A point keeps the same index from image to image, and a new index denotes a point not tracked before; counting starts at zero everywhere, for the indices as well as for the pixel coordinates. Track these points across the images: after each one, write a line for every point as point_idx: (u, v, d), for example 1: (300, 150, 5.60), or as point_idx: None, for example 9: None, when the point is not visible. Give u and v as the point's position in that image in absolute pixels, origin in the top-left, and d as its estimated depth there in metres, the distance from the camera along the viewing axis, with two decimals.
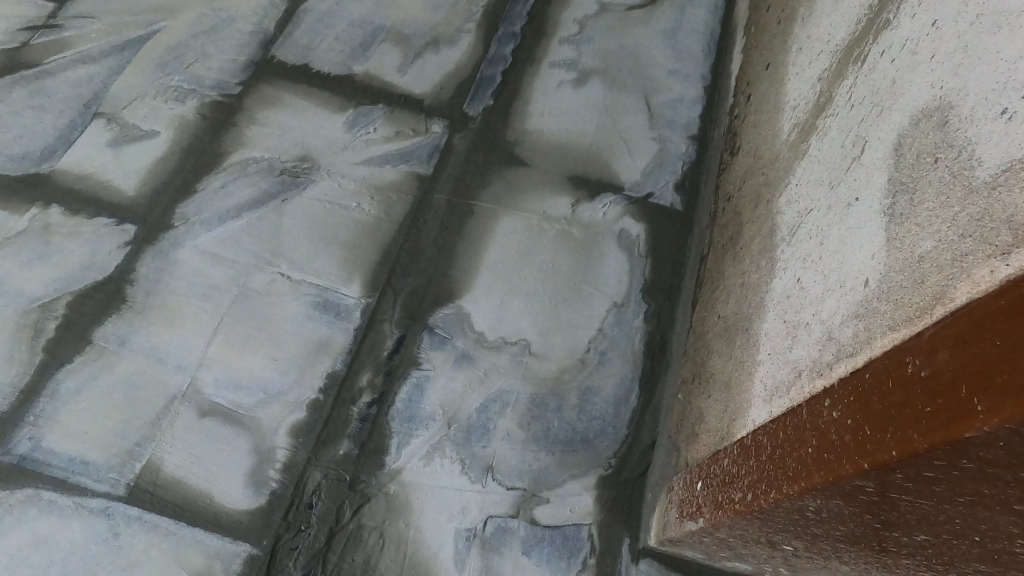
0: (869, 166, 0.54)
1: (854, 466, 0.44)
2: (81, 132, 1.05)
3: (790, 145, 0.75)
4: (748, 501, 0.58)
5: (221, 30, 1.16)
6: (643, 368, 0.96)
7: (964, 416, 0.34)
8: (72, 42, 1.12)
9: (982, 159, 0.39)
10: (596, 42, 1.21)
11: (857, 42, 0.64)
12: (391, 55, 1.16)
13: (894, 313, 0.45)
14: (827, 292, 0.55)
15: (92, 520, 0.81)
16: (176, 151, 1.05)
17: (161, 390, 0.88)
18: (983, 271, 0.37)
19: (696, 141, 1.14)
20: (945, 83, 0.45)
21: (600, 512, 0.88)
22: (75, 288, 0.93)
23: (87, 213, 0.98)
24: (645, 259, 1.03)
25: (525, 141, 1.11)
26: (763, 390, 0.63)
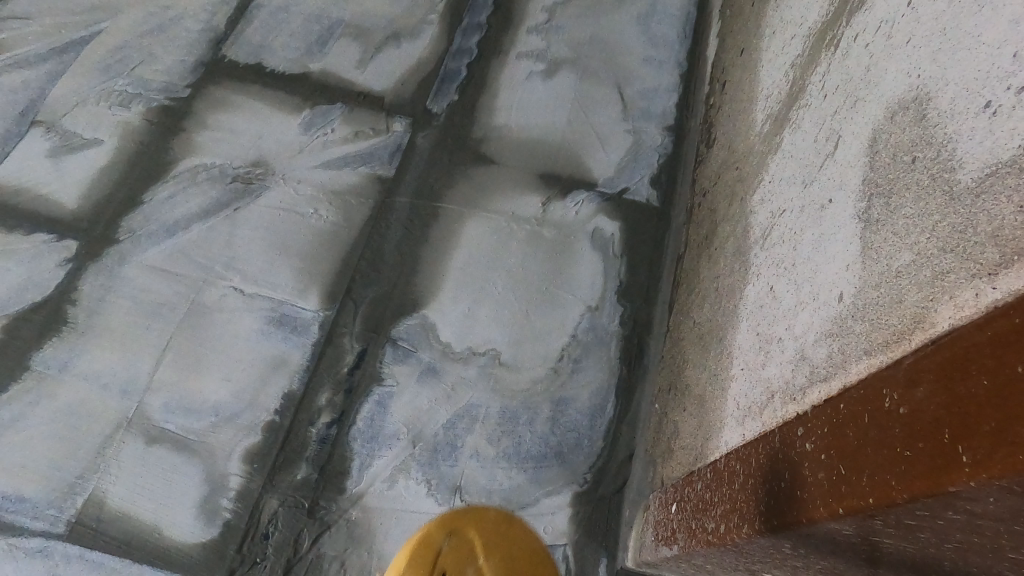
0: (843, 164, 0.49)
1: (827, 510, 0.39)
2: (18, 143, 0.99)
3: (764, 136, 0.70)
4: (721, 534, 0.53)
5: (168, 29, 1.10)
6: (620, 375, 0.91)
7: (949, 467, 0.29)
8: (8, 45, 1.06)
9: (963, 160, 0.34)
10: (566, 31, 1.15)
11: (829, 24, 0.58)
12: (349, 50, 1.10)
13: (870, 335, 0.39)
14: (800, 306, 0.49)
15: (30, 561, 0.76)
16: (120, 160, 0.99)
17: (106, 418, 0.83)
18: (965, 294, 0.31)
19: (672, 132, 1.08)
20: (922, 72, 0.40)
21: (576, 531, 0.83)
22: (12, 311, 0.88)
23: (24, 230, 0.93)
24: (620, 259, 0.98)
25: (491, 139, 1.05)
26: (736, 410, 0.58)
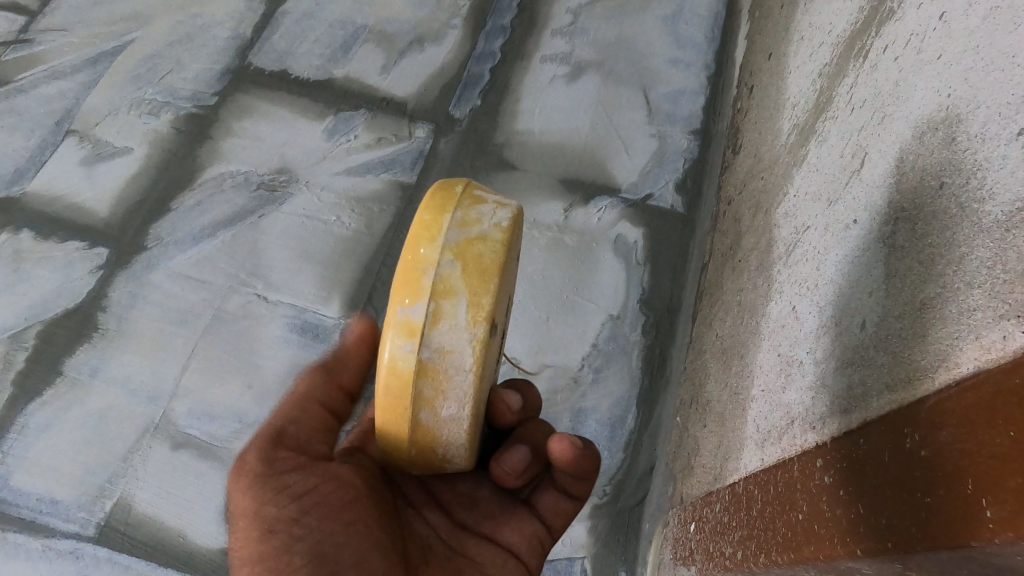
0: (869, 184, 0.47)
1: (844, 548, 0.37)
2: (53, 152, 1.02)
3: (789, 147, 0.68)
4: (739, 560, 0.51)
5: (197, 38, 1.11)
6: (641, 387, 0.90)
7: (973, 519, 0.28)
8: (43, 56, 1.09)
9: (994, 190, 0.32)
10: (591, 33, 1.13)
11: (858, 32, 0.56)
12: (372, 56, 1.10)
13: (892, 369, 0.38)
14: (821, 330, 0.49)
15: (62, 562, 0.79)
16: (149, 168, 1.01)
17: (135, 423, 0.86)
18: (992, 335, 0.30)
19: (698, 136, 1.06)
20: (952, 90, 0.38)
21: (594, 545, 0.83)
22: (45, 317, 0.91)
23: (58, 237, 0.96)
24: (644, 267, 0.96)
25: (514, 144, 1.04)
26: (755, 433, 0.57)
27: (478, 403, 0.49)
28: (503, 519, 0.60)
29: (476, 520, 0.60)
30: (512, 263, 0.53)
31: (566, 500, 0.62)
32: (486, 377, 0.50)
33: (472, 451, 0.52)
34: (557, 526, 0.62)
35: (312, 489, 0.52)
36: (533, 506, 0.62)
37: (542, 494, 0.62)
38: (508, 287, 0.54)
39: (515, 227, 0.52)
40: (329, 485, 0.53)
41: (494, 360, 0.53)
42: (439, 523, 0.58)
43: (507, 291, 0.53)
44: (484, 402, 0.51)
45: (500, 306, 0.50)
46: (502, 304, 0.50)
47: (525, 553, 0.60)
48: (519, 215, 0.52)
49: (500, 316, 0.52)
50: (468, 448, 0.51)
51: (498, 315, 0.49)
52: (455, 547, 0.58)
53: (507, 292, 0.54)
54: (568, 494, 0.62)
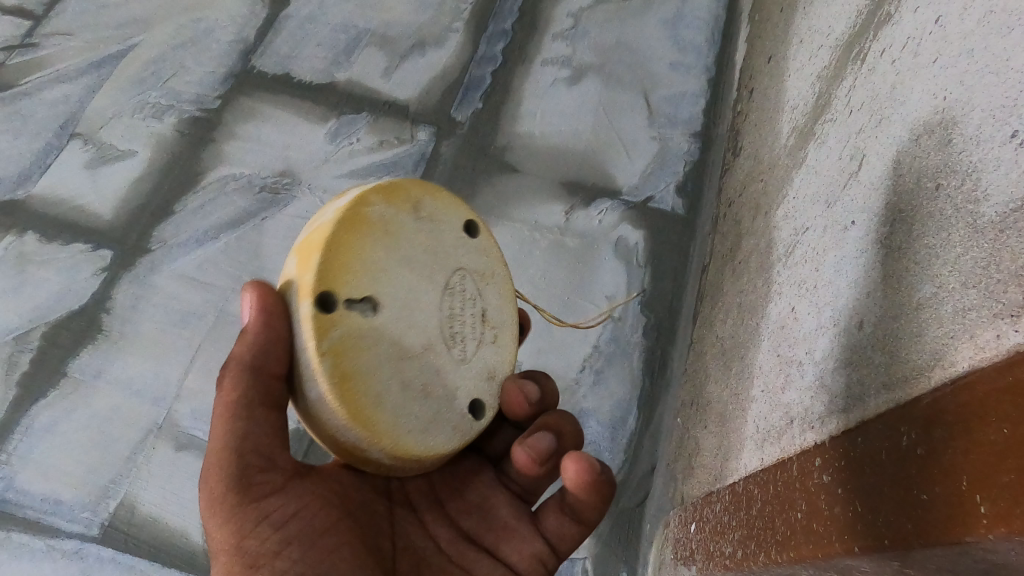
0: (866, 185, 0.47)
1: (842, 546, 0.37)
2: (58, 155, 1.03)
3: (789, 150, 0.68)
4: (738, 559, 0.51)
5: (201, 42, 1.12)
6: (642, 388, 0.90)
7: (967, 515, 0.28)
8: (48, 60, 1.10)
9: (989, 192, 0.32)
10: (591, 37, 1.14)
11: (856, 36, 0.57)
12: (374, 60, 1.11)
13: (889, 368, 0.39)
14: (820, 331, 0.49)
15: (66, 562, 0.80)
16: (153, 171, 1.02)
17: (139, 424, 0.86)
18: (987, 334, 0.30)
19: (699, 139, 1.06)
20: (948, 94, 0.38)
21: (596, 545, 0.84)
22: (49, 319, 0.91)
23: (62, 240, 0.96)
24: (645, 269, 0.97)
25: (515, 147, 1.05)
26: (755, 433, 0.57)
27: (359, 378, 0.47)
28: (505, 537, 0.59)
29: (480, 535, 0.59)
30: (405, 236, 0.52)
31: (572, 524, 0.59)
32: (366, 349, 0.48)
33: (383, 435, 0.48)
34: (562, 549, 0.60)
35: (283, 521, 0.49)
36: (538, 526, 0.60)
37: (546, 514, 0.60)
38: (420, 262, 0.53)
39: (385, 202, 0.52)
40: (302, 513, 0.50)
41: (405, 336, 0.50)
42: (441, 534, 0.58)
43: (409, 264, 0.52)
44: (385, 380, 0.49)
45: (372, 278, 0.50)
46: (359, 276, 0.49)
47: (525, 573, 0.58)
48: (381, 189, 0.52)
49: (397, 291, 0.51)
50: (374, 431, 0.48)
51: (349, 286, 0.49)
52: (453, 558, 0.57)
53: (418, 267, 0.52)
54: (572, 517, 0.59)
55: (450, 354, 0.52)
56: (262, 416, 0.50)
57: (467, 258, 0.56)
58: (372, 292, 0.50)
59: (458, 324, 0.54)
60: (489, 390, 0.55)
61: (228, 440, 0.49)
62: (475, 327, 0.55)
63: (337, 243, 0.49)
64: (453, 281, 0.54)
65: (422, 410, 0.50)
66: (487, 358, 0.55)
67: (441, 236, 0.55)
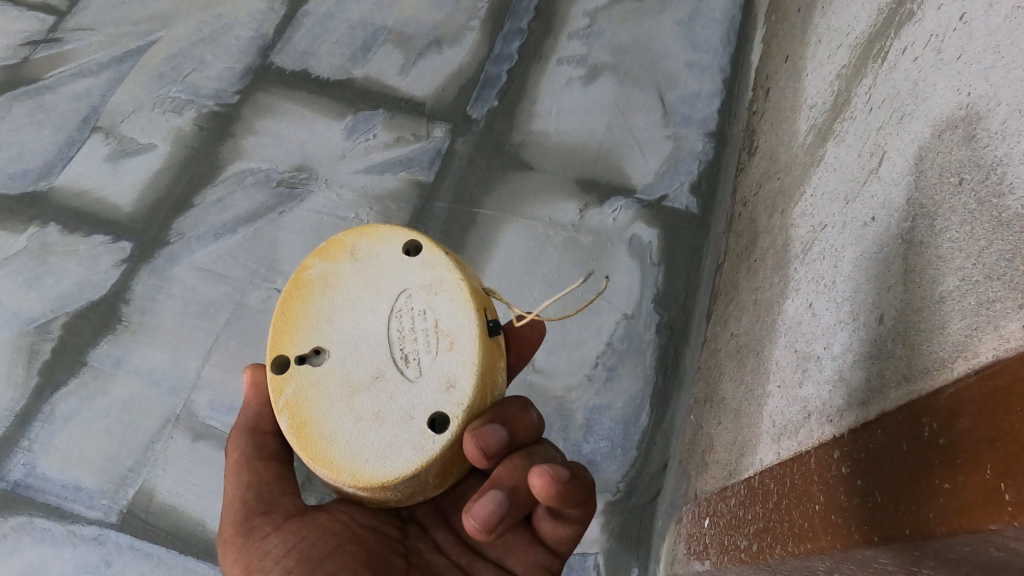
0: (887, 181, 0.47)
1: (861, 536, 0.38)
2: (79, 148, 1.04)
3: (807, 148, 0.68)
4: (753, 552, 0.52)
5: (220, 37, 1.13)
6: (655, 385, 0.91)
7: (991, 503, 0.28)
8: (70, 55, 1.11)
9: (1014, 185, 0.32)
10: (607, 36, 1.14)
11: (877, 34, 0.57)
12: (391, 57, 1.12)
13: (910, 361, 0.39)
14: (839, 325, 0.49)
15: (86, 547, 0.81)
16: (172, 164, 1.03)
17: (157, 413, 0.87)
18: (1012, 325, 0.30)
19: (714, 138, 1.06)
20: (973, 89, 0.38)
21: (607, 541, 0.84)
22: (70, 309, 0.93)
23: (84, 231, 0.98)
24: (658, 267, 0.97)
25: (530, 145, 1.05)
26: (772, 427, 0.57)
27: (314, 421, 0.51)
28: (507, 546, 0.59)
29: (484, 546, 0.59)
30: (344, 283, 0.56)
31: (565, 527, 0.58)
32: (317, 395, 0.52)
33: (342, 470, 0.50)
34: (562, 550, 0.60)
35: (280, 555, 0.54)
36: (536, 533, 0.59)
37: (539, 522, 0.58)
38: (363, 299, 0.55)
39: (322, 260, 0.57)
40: (299, 545, 0.54)
41: (351, 375, 0.52)
42: (451, 547, 0.60)
43: (352, 306, 0.55)
44: (337, 417, 0.51)
45: (321, 331, 0.54)
46: (307, 333, 0.54)
47: None
48: (318, 251, 0.58)
49: (345, 334, 0.54)
50: (332, 466, 0.50)
51: (300, 346, 0.54)
52: (463, 569, 0.58)
53: (361, 304, 0.55)
54: (565, 520, 0.57)
55: (401, 376, 0.51)
56: (263, 466, 0.58)
57: (412, 276, 0.55)
58: (320, 343, 0.54)
59: (408, 344, 0.52)
60: (449, 402, 0.50)
61: (237, 490, 0.56)
62: (428, 339, 0.52)
63: (292, 309, 0.55)
64: (398, 304, 0.54)
65: (377, 438, 0.50)
66: (446, 367, 0.51)
67: (380, 266, 0.56)
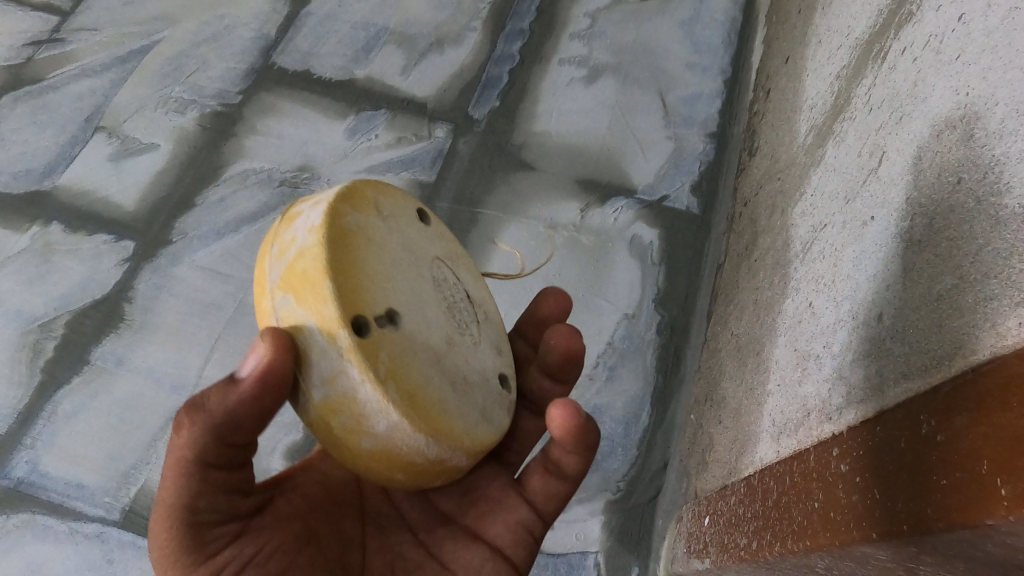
0: (886, 181, 0.48)
1: (860, 533, 0.38)
2: (83, 148, 1.05)
3: (806, 148, 0.69)
4: (753, 550, 0.52)
5: (223, 38, 1.14)
6: (656, 385, 0.91)
7: (988, 499, 0.29)
8: (74, 55, 1.12)
9: (1011, 184, 0.33)
10: (608, 37, 1.14)
11: (877, 35, 0.57)
12: (393, 58, 1.12)
13: (908, 359, 0.39)
14: (839, 324, 0.50)
15: (88, 545, 0.82)
16: (174, 164, 1.03)
17: (159, 411, 0.88)
18: (1008, 323, 0.31)
19: (714, 139, 1.07)
20: (970, 89, 0.39)
21: (607, 540, 0.84)
22: (73, 307, 0.93)
23: (86, 230, 0.98)
24: (659, 267, 0.98)
25: (531, 145, 1.06)
26: (771, 426, 0.58)
27: (421, 390, 0.45)
28: (489, 510, 0.58)
29: (462, 515, 0.58)
30: (383, 240, 0.48)
31: (556, 483, 0.59)
32: (413, 361, 0.45)
33: (460, 440, 0.47)
34: (548, 512, 0.60)
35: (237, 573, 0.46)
36: (523, 491, 0.59)
37: (530, 476, 0.59)
38: (411, 260, 0.49)
39: (354, 211, 0.47)
40: (258, 558, 0.47)
41: (432, 338, 0.48)
42: (421, 523, 0.58)
43: (404, 267, 0.49)
44: (438, 383, 0.47)
45: (385, 290, 0.46)
46: (377, 290, 0.45)
47: (509, 547, 0.57)
48: (343, 198, 0.47)
49: (409, 295, 0.48)
50: (453, 434, 0.46)
51: (372, 306, 0.44)
52: (433, 548, 0.56)
53: (411, 265, 0.49)
54: (557, 476, 0.59)
55: (466, 342, 0.52)
56: (216, 478, 0.46)
57: (434, 246, 0.54)
58: (392, 304, 0.46)
59: (459, 313, 0.53)
60: (505, 365, 0.56)
61: (178, 503, 0.45)
62: (468, 311, 0.54)
63: (341, 264, 0.44)
64: (437, 273, 0.52)
65: (474, 402, 0.50)
66: (490, 336, 0.56)
67: (407, 226, 0.51)
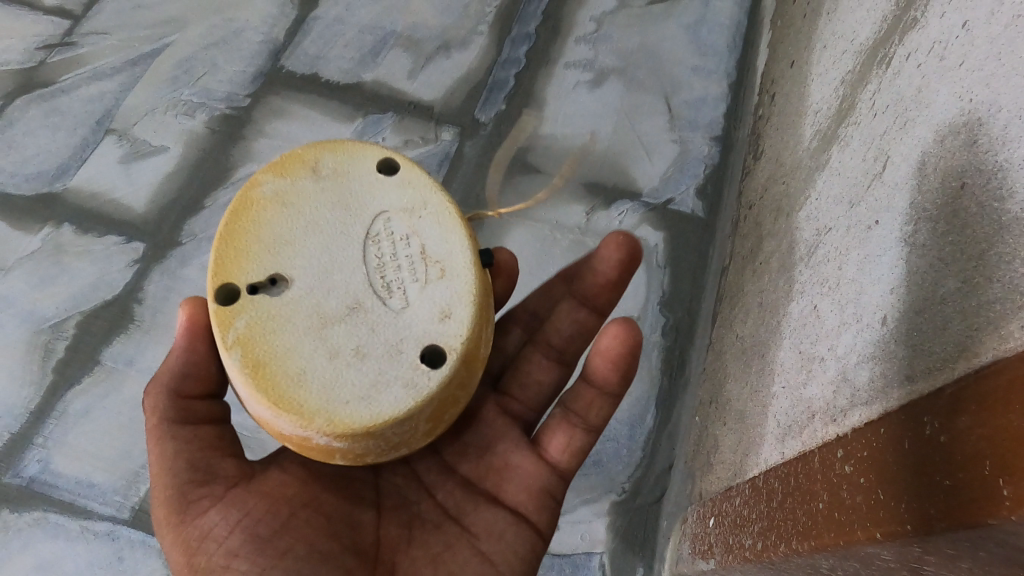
0: (891, 186, 0.48)
1: (865, 533, 0.39)
2: (93, 150, 1.06)
3: (811, 152, 0.69)
4: (758, 550, 0.52)
5: (232, 41, 1.15)
6: (661, 387, 0.92)
7: (990, 500, 0.29)
8: (85, 58, 1.13)
9: (1014, 189, 0.33)
10: (614, 40, 1.15)
11: (882, 41, 0.57)
12: (400, 61, 1.13)
13: (911, 361, 0.40)
14: (843, 327, 0.50)
15: (98, 543, 0.83)
16: (184, 166, 1.04)
17: None
18: (1011, 326, 0.31)
19: (719, 143, 1.07)
20: (974, 96, 0.39)
21: (612, 540, 0.85)
22: (84, 308, 0.94)
23: (97, 232, 0.99)
24: (664, 270, 0.98)
25: (538, 148, 1.07)
26: (776, 428, 0.58)
27: (270, 361, 0.51)
28: (505, 475, 0.63)
29: (480, 480, 0.63)
30: (302, 203, 0.57)
31: (579, 439, 0.65)
32: (279, 329, 0.52)
33: (313, 417, 0.50)
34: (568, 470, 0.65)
35: (224, 534, 0.53)
36: (543, 454, 0.64)
37: (555, 434, 0.65)
38: (334, 220, 0.57)
39: (276, 180, 0.57)
40: (244, 520, 0.54)
41: (322, 305, 0.53)
42: (437, 485, 0.63)
43: (318, 229, 0.56)
44: (308, 356, 0.52)
45: (279, 256, 0.55)
46: (263, 258, 0.55)
47: (529, 508, 0.63)
48: (273, 168, 0.58)
49: (310, 257, 0.55)
50: (304, 411, 0.50)
51: (255, 273, 0.54)
52: (451, 509, 0.62)
53: (331, 225, 0.56)
54: (583, 430, 0.65)
55: (385, 306, 0.54)
56: (190, 436, 0.56)
57: (390, 197, 0.58)
58: (280, 270, 0.55)
59: (391, 272, 0.55)
60: (442, 333, 0.53)
61: (162, 465, 0.55)
62: (416, 268, 0.55)
63: (237, 236, 0.55)
64: (376, 227, 0.57)
65: (359, 378, 0.51)
66: (437, 296, 0.54)
67: (348, 183, 0.58)
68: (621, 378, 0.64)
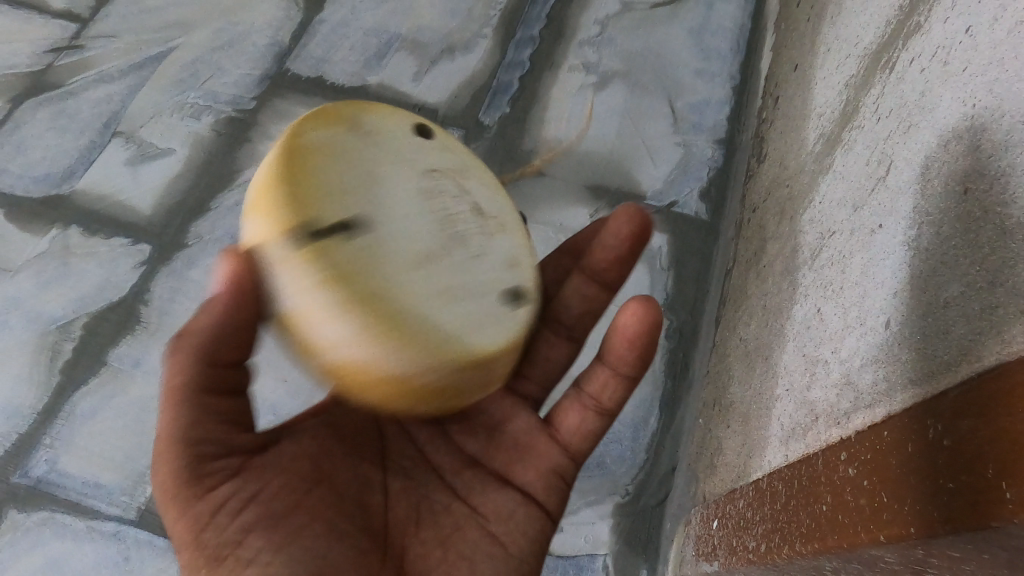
0: (894, 190, 0.49)
1: (869, 536, 0.39)
2: (100, 152, 1.07)
3: (815, 155, 0.70)
4: (762, 552, 0.53)
5: (238, 44, 1.16)
6: (664, 389, 0.92)
7: (995, 502, 0.29)
8: (92, 61, 1.14)
9: (1017, 195, 0.33)
10: (617, 44, 1.15)
11: (885, 46, 0.58)
12: (405, 64, 1.14)
13: (915, 365, 0.40)
14: (847, 330, 0.50)
15: (105, 543, 0.83)
16: (190, 169, 1.05)
17: None
18: (1013, 330, 0.32)
19: (722, 146, 1.08)
20: (977, 101, 0.40)
21: (616, 542, 0.85)
22: (91, 310, 0.95)
23: (104, 234, 1.00)
24: (668, 273, 0.98)
25: (542, 151, 1.07)
26: (780, 430, 0.58)
27: (393, 301, 0.46)
28: (517, 457, 0.61)
29: (492, 460, 0.61)
30: (348, 147, 0.51)
31: (591, 420, 0.63)
32: (374, 269, 0.47)
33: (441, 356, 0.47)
34: (579, 452, 0.63)
35: (239, 509, 0.50)
36: (554, 434, 0.63)
37: (566, 413, 0.63)
38: (382, 168, 0.52)
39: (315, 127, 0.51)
40: (259, 497, 0.51)
41: (407, 249, 0.49)
42: (447, 466, 0.60)
43: (374, 174, 0.51)
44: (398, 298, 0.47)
45: (343, 203, 0.48)
46: (330, 204, 0.48)
47: (541, 491, 0.61)
48: (311, 118, 0.52)
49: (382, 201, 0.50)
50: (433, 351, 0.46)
51: (326, 216, 0.47)
52: (463, 490, 0.60)
53: (390, 174, 0.52)
54: (595, 412, 0.63)
55: (462, 253, 0.51)
56: (211, 404, 0.50)
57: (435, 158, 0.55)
58: (350, 215, 0.48)
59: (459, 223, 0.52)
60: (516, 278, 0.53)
61: (173, 436, 0.49)
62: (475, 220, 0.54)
63: (292, 174, 0.48)
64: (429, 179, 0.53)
65: (454, 317, 0.48)
66: (505, 248, 0.54)
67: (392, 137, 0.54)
68: (638, 360, 0.61)
